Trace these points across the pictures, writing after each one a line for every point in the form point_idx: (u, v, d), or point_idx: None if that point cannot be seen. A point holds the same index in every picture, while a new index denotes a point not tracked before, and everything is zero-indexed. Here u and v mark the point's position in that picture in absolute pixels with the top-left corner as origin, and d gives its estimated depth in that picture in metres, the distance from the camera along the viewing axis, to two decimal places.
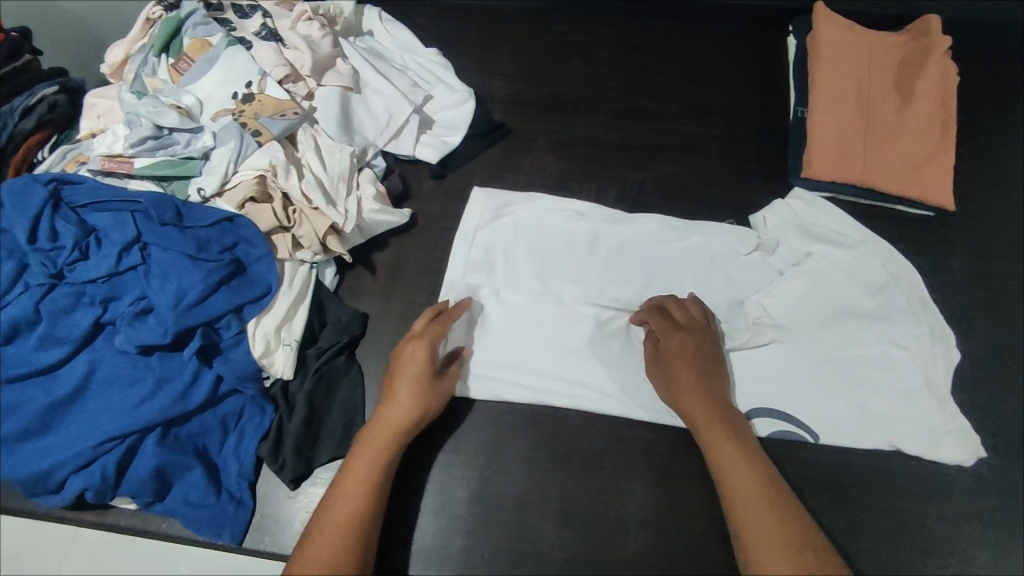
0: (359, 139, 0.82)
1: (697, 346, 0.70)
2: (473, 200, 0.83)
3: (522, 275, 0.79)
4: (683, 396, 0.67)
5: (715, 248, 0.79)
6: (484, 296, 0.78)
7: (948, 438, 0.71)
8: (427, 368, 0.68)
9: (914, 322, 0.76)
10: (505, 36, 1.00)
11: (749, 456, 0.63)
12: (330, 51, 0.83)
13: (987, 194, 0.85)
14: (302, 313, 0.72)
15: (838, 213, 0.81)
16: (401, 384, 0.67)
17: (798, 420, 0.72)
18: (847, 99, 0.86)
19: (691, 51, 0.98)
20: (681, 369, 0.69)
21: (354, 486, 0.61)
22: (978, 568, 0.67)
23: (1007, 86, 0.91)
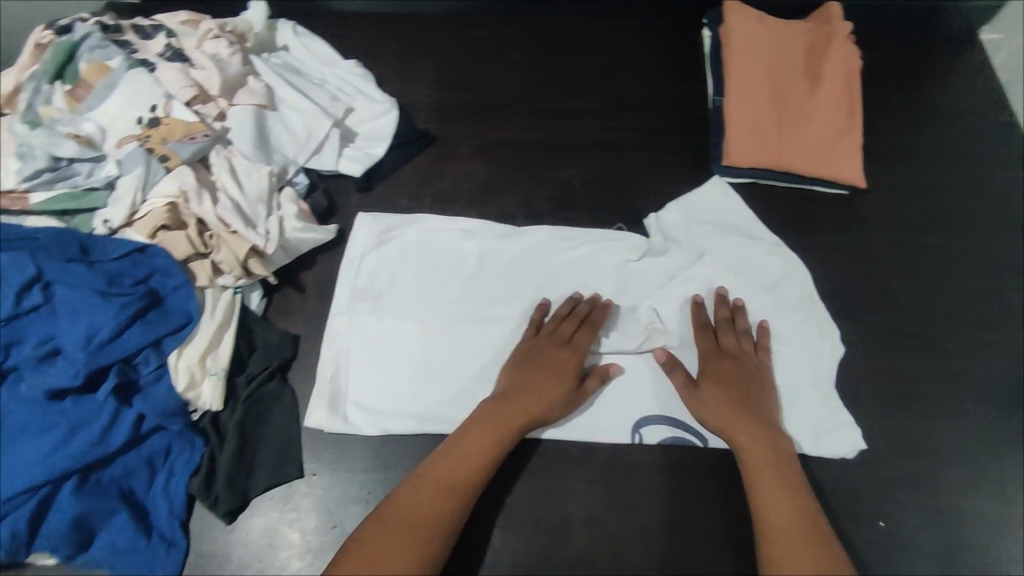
0: (278, 158, 0.81)
1: (743, 370, 0.71)
2: (358, 226, 0.82)
3: (422, 299, 0.78)
4: (722, 416, 0.68)
5: (607, 257, 0.81)
6: (385, 323, 0.76)
7: (833, 432, 0.71)
8: (561, 366, 0.70)
9: (802, 316, 0.77)
10: (426, 44, 1.00)
11: (785, 478, 0.63)
12: (240, 69, 0.81)
13: (899, 169, 0.88)
14: (228, 340, 0.70)
15: (737, 209, 0.83)
16: (556, 386, 0.69)
17: (689, 423, 0.72)
18: (760, 87, 0.88)
19: (611, 48, 0.99)
20: (724, 390, 0.69)
21: (428, 488, 0.62)
22: (912, 533, 0.68)
23: (908, 65, 0.95)
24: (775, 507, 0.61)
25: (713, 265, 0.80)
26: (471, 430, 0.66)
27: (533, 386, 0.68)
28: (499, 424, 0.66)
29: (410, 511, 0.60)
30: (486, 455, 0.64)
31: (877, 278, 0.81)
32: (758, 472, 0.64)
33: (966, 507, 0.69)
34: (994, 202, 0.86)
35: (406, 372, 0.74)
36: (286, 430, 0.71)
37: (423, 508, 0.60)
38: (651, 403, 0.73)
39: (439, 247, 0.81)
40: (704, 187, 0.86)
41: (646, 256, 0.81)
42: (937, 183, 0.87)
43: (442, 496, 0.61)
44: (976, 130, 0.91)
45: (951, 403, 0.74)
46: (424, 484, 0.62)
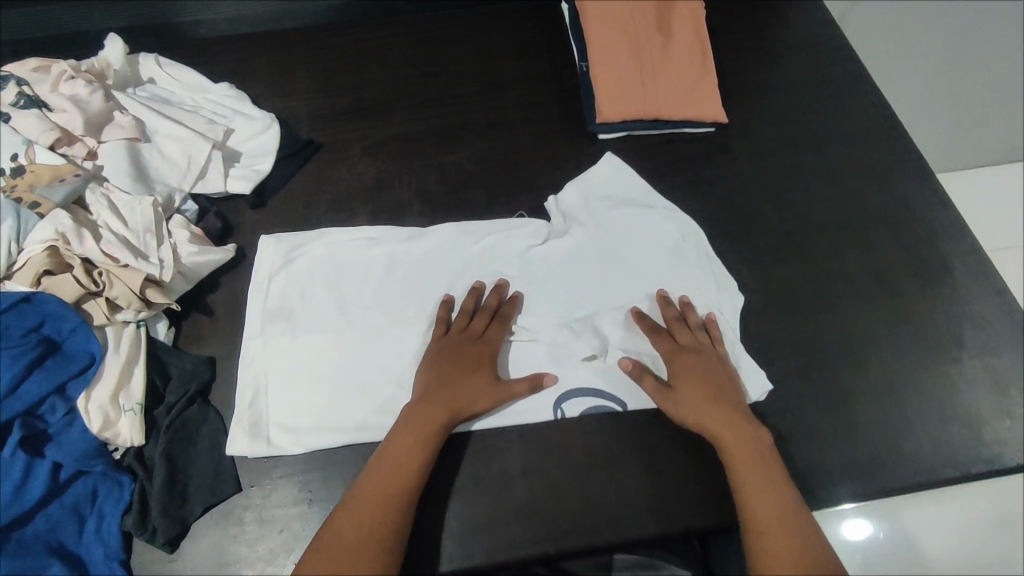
0: (162, 188, 0.80)
1: (705, 364, 0.72)
2: (263, 248, 0.81)
3: (335, 312, 0.78)
4: (695, 403, 0.70)
5: (511, 246, 0.83)
6: (301, 342, 0.76)
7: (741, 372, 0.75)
8: (466, 349, 0.73)
9: (698, 270, 0.81)
10: (298, 57, 1.01)
11: (766, 463, 0.65)
12: (104, 106, 0.80)
13: (753, 101, 0.96)
14: (139, 373, 0.69)
15: (632, 179, 0.87)
16: (475, 378, 0.72)
17: (606, 392, 0.75)
18: (619, 46, 0.94)
19: (479, 34, 1.03)
20: (691, 382, 0.71)
21: (364, 505, 0.63)
22: (822, 418, 0.74)
23: (747, 8, 1.04)
24: (755, 484, 0.64)
25: (614, 241, 0.83)
26: (396, 436, 0.67)
27: (454, 382, 0.71)
28: (423, 427, 0.68)
29: (352, 530, 0.61)
30: (415, 451, 0.66)
31: (750, 201, 0.88)
32: (735, 451, 0.66)
33: (860, 383, 0.76)
34: (839, 118, 0.95)
35: (326, 390, 0.74)
36: (215, 450, 0.71)
37: (366, 524, 0.62)
38: (572, 370, 0.76)
39: (346, 258, 0.81)
40: (597, 164, 0.89)
41: (548, 239, 0.83)
42: (787, 110, 0.95)
43: (382, 505, 0.63)
44: (814, 57, 1.01)
45: (832, 296, 0.81)
46: (360, 502, 0.63)
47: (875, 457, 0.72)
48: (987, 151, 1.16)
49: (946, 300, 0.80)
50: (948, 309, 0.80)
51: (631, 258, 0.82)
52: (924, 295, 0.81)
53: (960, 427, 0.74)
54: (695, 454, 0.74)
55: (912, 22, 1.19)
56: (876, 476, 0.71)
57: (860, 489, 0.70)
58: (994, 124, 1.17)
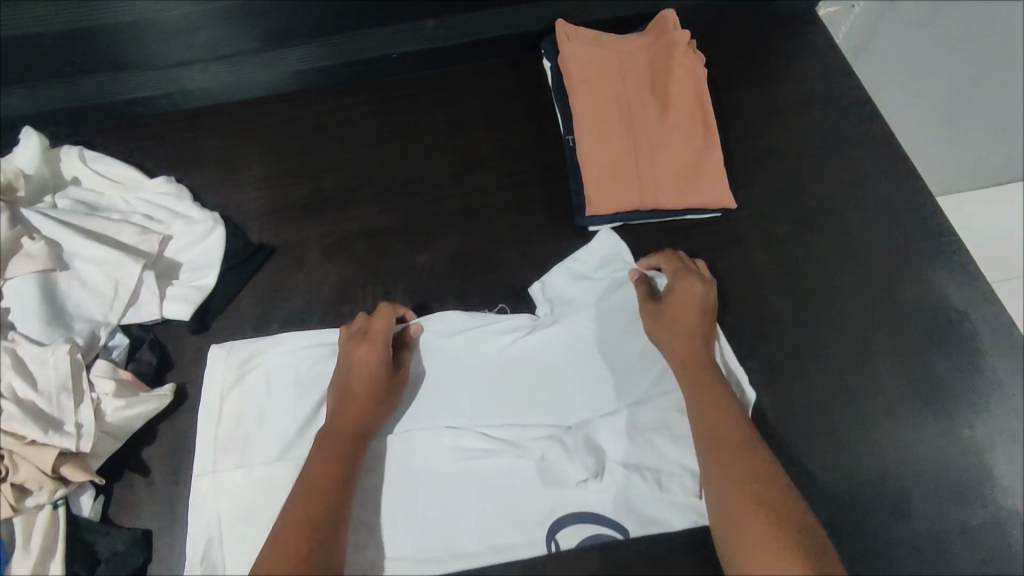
0: (83, 325, 0.69)
1: (695, 306, 0.69)
2: (211, 363, 0.70)
3: (293, 433, 0.67)
4: (680, 352, 0.66)
5: (491, 342, 0.72)
6: (256, 474, 0.65)
7: None
8: (363, 350, 0.66)
9: None
10: (247, 137, 0.90)
11: (733, 420, 0.61)
12: (9, 234, 0.68)
13: (764, 175, 0.84)
14: (56, 571, 0.59)
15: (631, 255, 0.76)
16: (366, 376, 0.65)
17: (608, 517, 0.65)
18: (610, 122, 0.82)
19: (451, 100, 0.91)
20: (677, 324, 0.68)
21: (299, 495, 0.58)
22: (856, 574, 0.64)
23: (752, 60, 0.92)
24: (723, 430, 0.61)
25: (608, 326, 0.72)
26: (311, 458, 0.61)
27: (350, 393, 0.64)
28: (338, 443, 0.62)
29: (287, 523, 0.56)
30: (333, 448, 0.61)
31: (765, 298, 0.77)
32: (710, 406, 0.62)
33: (900, 530, 0.65)
34: (864, 192, 0.83)
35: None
36: None
37: (299, 521, 0.56)
38: (567, 493, 0.65)
39: (305, 366, 0.70)
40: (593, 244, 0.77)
41: (535, 330, 0.72)
42: (803, 181, 0.84)
43: (316, 496, 0.57)
44: (832, 117, 0.89)
45: (860, 416, 0.70)
46: (298, 496, 0.58)
47: None
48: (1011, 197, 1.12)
49: (993, 418, 0.70)
50: (997, 430, 0.70)
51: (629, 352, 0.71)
52: (964, 411, 0.71)
53: None
54: None
55: (953, 38, 1.02)
56: None
57: None
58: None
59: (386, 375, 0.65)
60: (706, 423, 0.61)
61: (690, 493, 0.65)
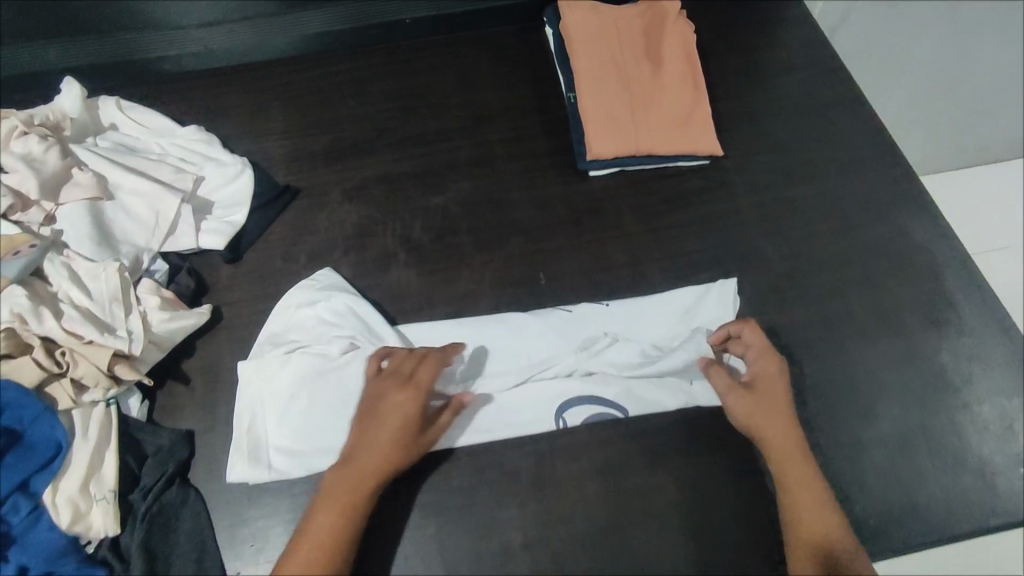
0: (127, 250, 0.75)
1: (780, 389, 0.69)
2: (314, 277, 0.79)
3: (326, 329, 0.74)
4: (768, 437, 0.67)
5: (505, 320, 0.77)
6: (292, 361, 0.72)
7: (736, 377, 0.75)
8: (408, 404, 0.65)
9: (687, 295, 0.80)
10: (268, 91, 0.95)
11: (818, 499, 0.64)
12: (61, 164, 0.74)
13: (749, 131, 0.92)
14: (111, 459, 0.65)
15: (679, 291, 0.80)
16: (396, 431, 0.64)
17: (607, 398, 0.73)
18: (608, 78, 0.90)
19: (461, 61, 0.98)
20: (763, 411, 0.68)
21: (311, 548, 0.60)
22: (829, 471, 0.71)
23: (738, 31, 1.01)
24: (810, 510, 0.64)
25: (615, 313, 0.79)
26: (321, 507, 0.62)
27: (372, 445, 0.64)
28: (350, 495, 0.62)
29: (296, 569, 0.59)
30: (351, 502, 0.62)
31: (748, 235, 0.85)
32: (800, 490, 0.65)
33: (868, 434, 0.73)
34: (838, 146, 0.91)
35: (320, 410, 0.71)
36: (197, 532, 0.67)
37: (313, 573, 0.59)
38: (570, 383, 0.74)
39: (343, 301, 0.75)
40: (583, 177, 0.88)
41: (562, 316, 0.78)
42: (784, 138, 0.92)
43: (328, 554, 0.60)
44: (810, 81, 0.97)
45: (833, 339, 0.78)
46: (309, 544, 0.60)
47: (887, 512, 0.70)
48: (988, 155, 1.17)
49: (956, 338, 0.78)
50: (958, 348, 0.78)
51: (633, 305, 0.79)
52: (930, 335, 0.78)
53: (975, 476, 0.71)
54: (698, 499, 0.70)
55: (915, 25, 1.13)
56: (886, 532, 0.69)
57: (874, 547, 0.68)
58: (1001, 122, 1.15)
59: (413, 433, 0.64)
60: (797, 506, 0.64)
61: (675, 376, 0.74)
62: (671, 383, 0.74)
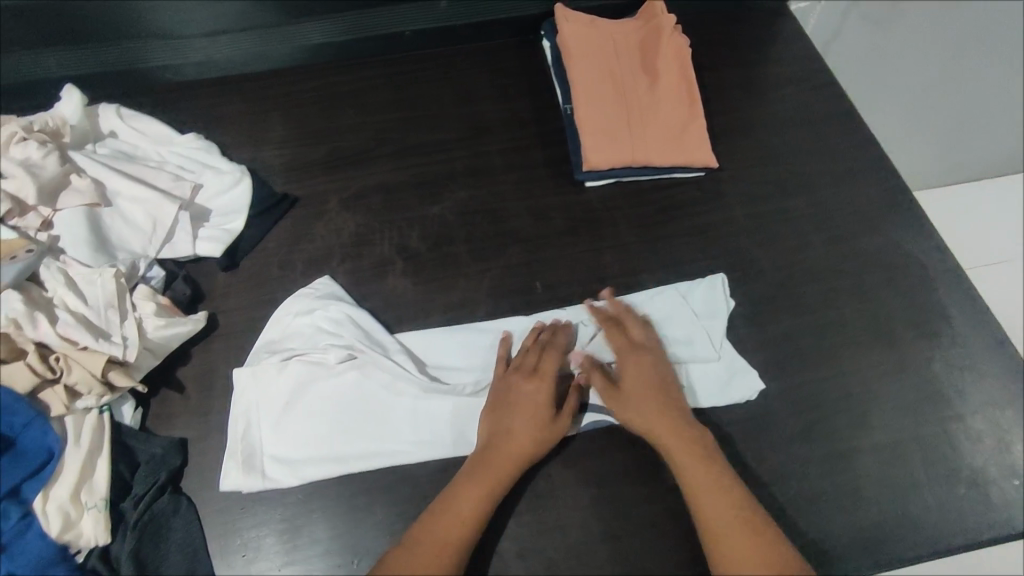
0: (123, 256, 0.75)
1: (624, 367, 0.72)
2: (317, 286, 0.78)
3: (322, 338, 0.74)
4: (641, 401, 0.70)
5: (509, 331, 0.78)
6: (289, 369, 0.73)
7: (738, 381, 0.75)
8: (547, 395, 0.70)
9: (695, 297, 0.81)
10: (268, 101, 0.96)
11: (718, 481, 0.65)
12: (59, 169, 0.74)
13: (743, 144, 0.93)
14: (103, 464, 0.64)
15: (687, 291, 0.81)
16: (534, 419, 0.68)
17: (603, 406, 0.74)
18: (604, 91, 0.92)
19: (461, 73, 0.99)
20: (639, 378, 0.72)
21: (429, 561, 0.60)
22: (824, 483, 0.71)
23: (732, 45, 1.02)
24: (717, 511, 0.63)
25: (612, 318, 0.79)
26: (463, 489, 0.64)
27: (513, 433, 0.67)
28: (490, 478, 0.65)
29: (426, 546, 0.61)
30: (487, 486, 0.64)
31: (742, 246, 0.86)
32: (706, 489, 0.65)
33: (864, 444, 0.73)
34: (833, 160, 0.93)
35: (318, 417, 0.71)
36: (189, 542, 0.66)
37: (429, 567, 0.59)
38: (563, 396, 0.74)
39: (340, 309, 0.74)
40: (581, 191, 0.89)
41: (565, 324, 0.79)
42: (778, 151, 0.93)
43: (449, 551, 0.61)
44: (802, 96, 0.98)
45: (829, 350, 0.78)
46: (426, 543, 0.61)
47: (882, 525, 0.70)
48: (975, 171, 1.20)
49: (948, 352, 0.79)
50: (952, 361, 0.78)
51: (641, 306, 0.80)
52: (924, 347, 0.79)
53: (967, 489, 0.72)
54: (694, 511, 0.71)
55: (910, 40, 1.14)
56: (880, 545, 0.69)
57: (868, 560, 0.68)
58: (989, 139, 1.18)
59: (551, 420, 0.69)
60: (694, 488, 0.65)
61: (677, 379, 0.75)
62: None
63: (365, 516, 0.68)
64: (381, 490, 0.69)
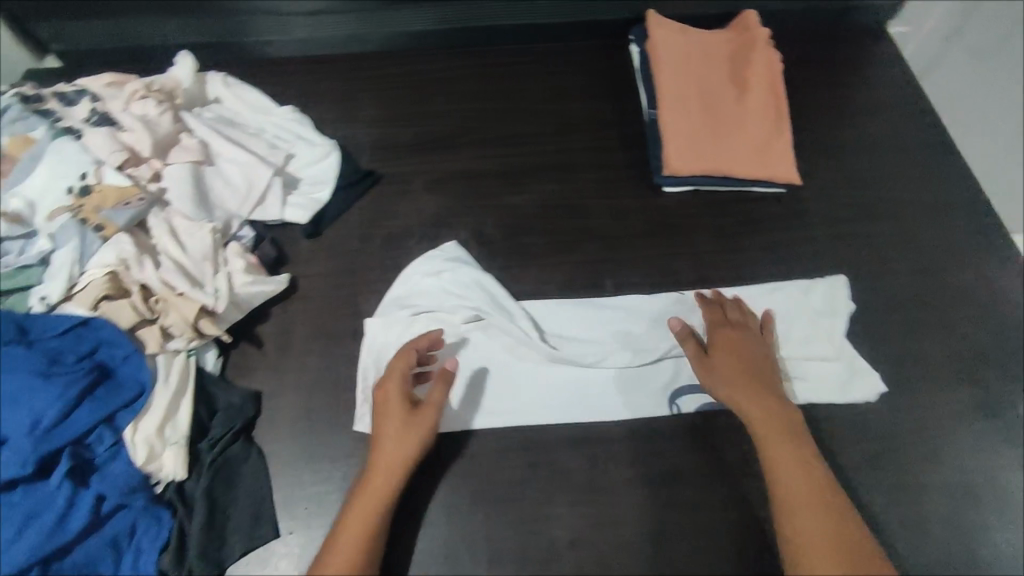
0: (220, 213, 0.79)
1: (729, 341, 0.73)
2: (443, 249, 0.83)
3: (449, 298, 0.78)
4: (745, 401, 0.69)
5: (627, 309, 0.81)
6: (418, 323, 0.78)
7: (858, 379, 0.76)
8: (404, 408, 0.67)
9: (817, 296, 0.81)
10: (361, 83, 1.00)
11: (800, 455, 0.66)
12: (171, 128, 0.80)
13: (829, 164, 0.92)
14: (186, 405, 0.68)
15: (806, 288, 0.82)
16: (384, 435, 0.66)
17: None
18: (691, 99, 0.92)
19: (547, 70, 1.01)
20: (731, 354, 0.72)
21: (367, 504, 0.64)
22: (886, 515, 0.70)
23: (824, 64, 1.01)
24: (793, 481, 0.64)
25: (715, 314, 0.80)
26: (354, 503, 0.64)
27: (382, 446, 0.66)
28: (358, 498, 0.64)
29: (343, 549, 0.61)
30: (384, 498, 0.64)
31: (818, 267, 0.85)
32: (787, 462, 0.65)
33: (933, 481, 0.71)
34: (922, 188, 0.90)
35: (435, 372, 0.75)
36: (257, 490, 0.69)
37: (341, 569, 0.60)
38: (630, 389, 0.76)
39: (469, 274, 0.79)
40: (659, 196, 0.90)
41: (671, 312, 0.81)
42: (865, 174, 0.91)
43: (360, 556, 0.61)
44: (894, 121, 0.96)
45: (903, 380, 0.76)
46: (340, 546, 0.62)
47: (946, 565, 0.68)
48: None
49: None
50: None
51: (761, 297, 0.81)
52: (1005, 389, 0.76)
53: None
54: (749, 525, 0.70)
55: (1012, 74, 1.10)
56: None
57: None
58: None
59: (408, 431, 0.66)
60: (775, 460, 0.66)
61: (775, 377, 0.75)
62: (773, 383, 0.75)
63: (424, 487, 0.71)
64: (441, 464, 0.72)
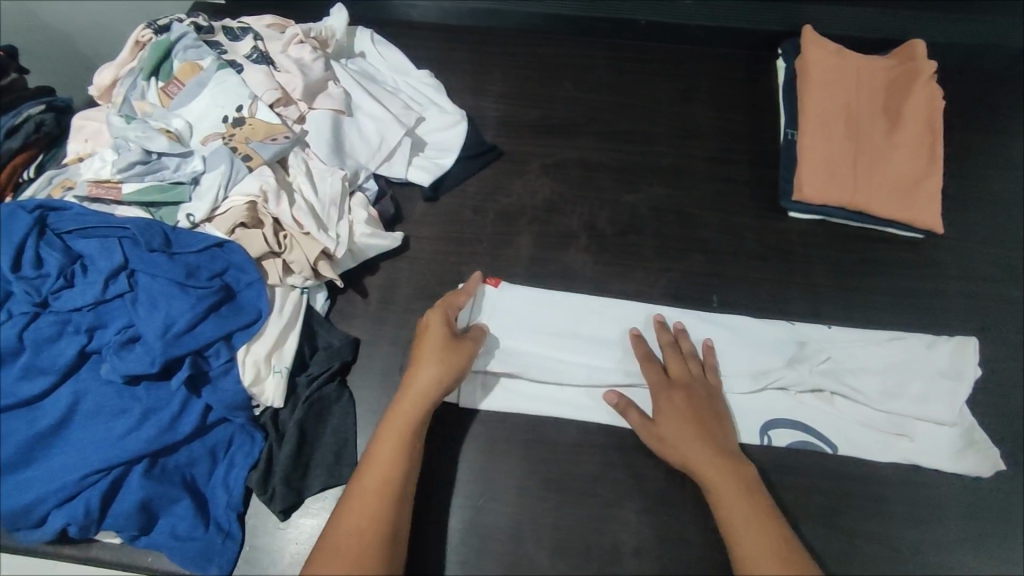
0: (351, 163, 0.82)
1: (678, 380, 0.71)
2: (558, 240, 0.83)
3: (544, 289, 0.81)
4: (676, 429, 0.67)
5: (733, 330, 0.77)
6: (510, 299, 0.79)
7: (972, 452, 0.71)
8: (438, 337, 0.70)
9: (943, 356, 0.75)
10: (495, 57, 1.00)
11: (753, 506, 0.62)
12: (322, 75, 0.83)
13: (976, 218, 0.85)
14: (294, 339, 0.71)
15: (932, 343, 0.76)
16: (422, 358, 0.68)
17: (813, 429, 0.73)
18: (835, 123, 0.86)
19: (685, 71, 0.98)
20: (662, 402, 0.69)
21: (395, 431, 0.65)
22: None
23: (991, 109, 0.92)
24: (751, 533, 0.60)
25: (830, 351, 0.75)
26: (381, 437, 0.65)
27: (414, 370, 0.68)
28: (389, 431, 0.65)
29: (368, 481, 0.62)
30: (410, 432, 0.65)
31: (945, 327, 0.79)
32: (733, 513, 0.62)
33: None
34: None
35: (538, 357, 0.76)
36: (343, 432, 0.72)
37: (369, 497, 0.61)
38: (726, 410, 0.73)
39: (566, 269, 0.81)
40: (783, 220, 0.86)
41: (781, 340, 0.77)
42: (1014, 236, 0.84)
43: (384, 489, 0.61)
44: None
45: (1014, 465, 0.72)
46: (365, 480, 0.62)
47: None
48: None
49: None
50: None
51: (879, 344, 0.76)
52: None
53: None
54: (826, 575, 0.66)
55: None
56: None
57: None
58: None
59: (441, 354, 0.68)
60: (730, 514, 0.62)
61: (884, 429, 0.72)
62: (880, 435, 0.73)
63: (499, 464, 0.72)
64: (519, 446, 0.72)
